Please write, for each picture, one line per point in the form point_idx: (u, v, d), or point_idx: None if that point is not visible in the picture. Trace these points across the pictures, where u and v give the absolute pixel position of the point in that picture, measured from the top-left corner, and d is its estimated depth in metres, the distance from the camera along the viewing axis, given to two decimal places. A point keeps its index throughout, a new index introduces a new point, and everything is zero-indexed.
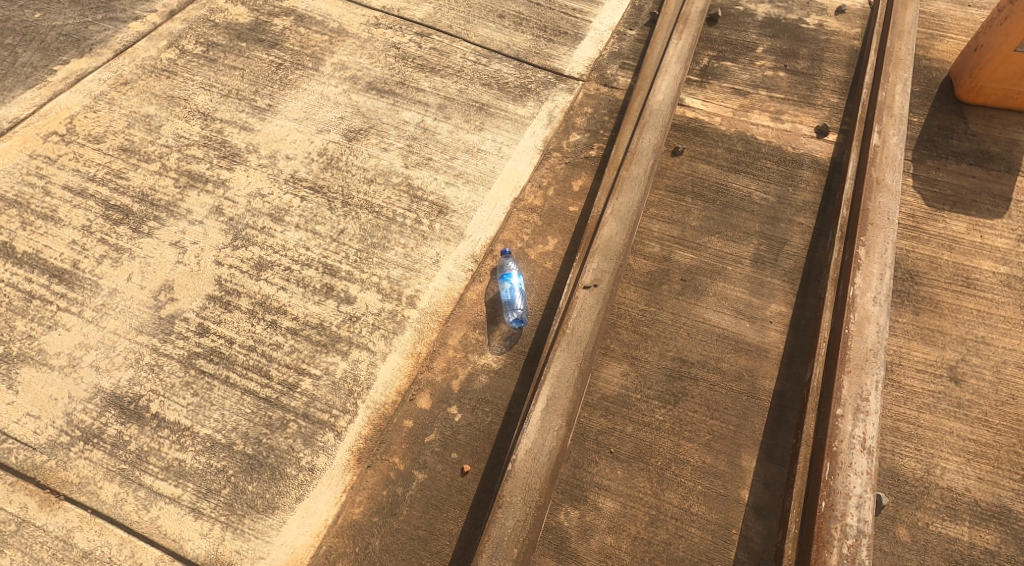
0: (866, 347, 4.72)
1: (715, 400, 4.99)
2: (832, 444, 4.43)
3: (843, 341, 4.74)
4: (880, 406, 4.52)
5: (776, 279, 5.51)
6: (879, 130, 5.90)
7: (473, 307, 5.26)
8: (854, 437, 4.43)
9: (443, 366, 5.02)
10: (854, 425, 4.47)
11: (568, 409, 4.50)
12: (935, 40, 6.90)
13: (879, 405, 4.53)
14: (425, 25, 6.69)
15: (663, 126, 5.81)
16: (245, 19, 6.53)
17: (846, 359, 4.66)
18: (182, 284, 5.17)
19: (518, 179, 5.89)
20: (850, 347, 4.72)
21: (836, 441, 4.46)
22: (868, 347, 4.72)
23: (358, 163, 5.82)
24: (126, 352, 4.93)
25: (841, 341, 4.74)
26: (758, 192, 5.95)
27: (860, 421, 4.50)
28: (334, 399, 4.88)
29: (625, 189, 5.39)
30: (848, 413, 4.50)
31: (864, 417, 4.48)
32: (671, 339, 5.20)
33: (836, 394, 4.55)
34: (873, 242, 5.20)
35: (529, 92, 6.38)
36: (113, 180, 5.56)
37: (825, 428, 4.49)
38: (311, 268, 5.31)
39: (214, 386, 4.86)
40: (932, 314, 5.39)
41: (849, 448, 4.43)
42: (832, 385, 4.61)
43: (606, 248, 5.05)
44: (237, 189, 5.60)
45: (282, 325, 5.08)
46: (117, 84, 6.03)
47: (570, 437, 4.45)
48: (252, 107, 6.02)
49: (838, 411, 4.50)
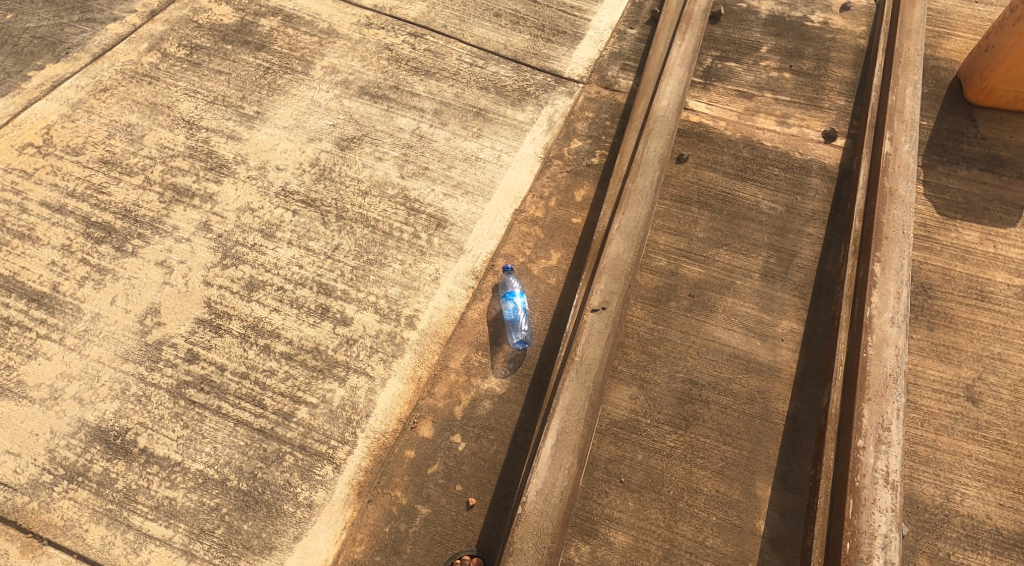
0: (886, 373, 4.51)
1: (727, 423, 4.80)
2: (854, 479, 4.25)
3: (862, 366, 4.53)
4: (902, 437, 4.34)
5: (787, 294, 5.33)
6: (891, 137, 5.71)
7: (475, 327, 5.09)
8: (877, 471, 4.25)
9: (445, 391, 4.84)
10: (877, 459, 4.28)
11: (578, 445, 4.29)
12: (943, 38, 6.74)
13: (902, 436, 4.34)
14: (419, 25, 6.45)
15: (668, 135, 5.61)
16: (230, 19, 6.24)
17: (866, 387, 4.45)
18: (170, 308, 4.93)
19: (518, 189, 5.71)
20: (869, 373, 4.51)
21: (858, 476, 4.27)
22: (887, 372, 4.51)
23: (352, 173, 5.61)
24: (111, 382, 4.69)
25: (860, 367, 4.53)
26: (766, 201, 5.78)
27: (882, 454, 4.32)
28: (332, 428, 4.67)
29: (630, 204, 5.17)
30: (870, 445, 4.31)
31: (886, 449, 4.29)
32: (681, 359, 5.02)
33: (857, 425, 4.35)
34: (889, 257, 4.98)
35: (528, 96, 6.20)
36: (94, 195, 5.29)
37: (846, 461, 4.30)
38: (304, 288, 5.11)
39: (205, 417, 4.63)
40: (947, 330, 5.20)
41: (871, 483, 4.25)
42: (852, 415, 4.41)
43: (614, 267, 4.82)
44: (226, 203, 5.36)
45: (275, 350, 4.87)
46: (96, 91, 5.74)
47: (581, 475, 4.24)
48: (239, 115, 5.76)
49: (859, 444, 4.31)
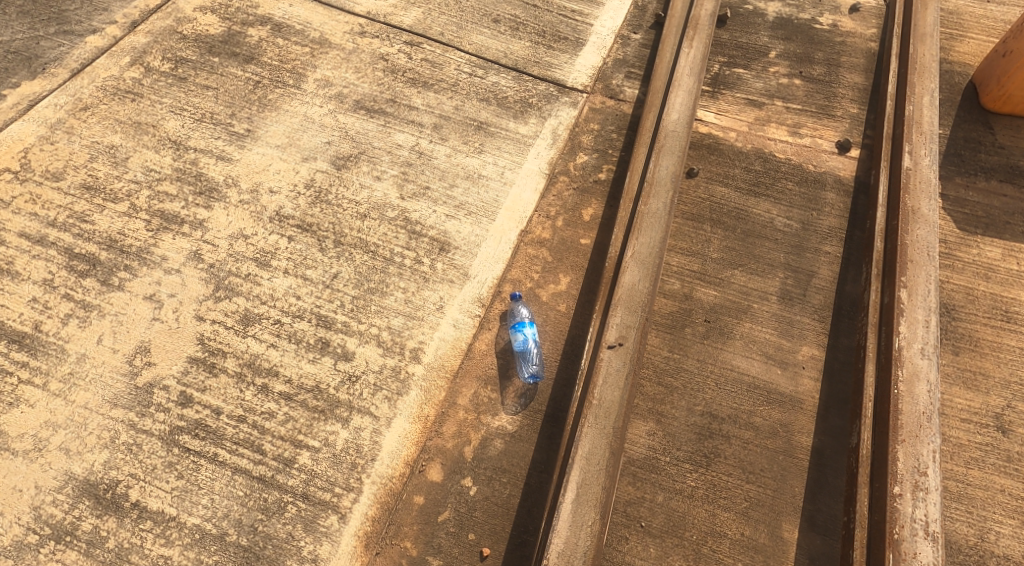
0: (918, 411, 4.36)
1: (749, 460, 4.59)
2: (892, 531, 4.09)
3: (893, 405, 4.37)
4: (940, 482, 4.19)
5: (806, 318, 5.10)
6: (910, 151, 5.50)
7: (483, 359, 4.85)
8: (917, 522, 4.10)
9: (453, 430, 4.61)
10: (916, 507, 4.13)
11: (601, 497, 4.09)
12: (956, 40, 6.51)
13: (939, 481, 4.19)
14: (415, 33, 6.16)
15: (680, 151, 5.38)
16: (216, 30, 5.92)
17: (899, 428, 4.30)
18: (161, 346, 4.68)
19: (523, 208, 5.45)
20: (901, 412, 4.35)
21: (896, 527, 4.11)
22: (920, 411, 4.36)
23: (349, 194, 5.34)
24: (99, 430, 4.42)
25: (891, 405, 4.37)
26: (781, 217, 5.54)
27: (920, 501, 4.17)
28: (336, 474, 4.44)
29: (644, 227, 4.94)
30: (907, 493, 4.16)
31: (925, 497, 4.14)
32: (699, 391, 4.79)
33: (893, 471, 4.20)
34: (915, 282, 4.77)
35: (530, 107, 5.92)
36: (76, 225, 5.00)
37: (883, 511, 4.14)
38: (302, 321, 4.85)
39: (201, 466, 4.39)
40: (973, 354, 4.99)
41: (910, 534, 4.10)
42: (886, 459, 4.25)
43: (629, 299, 4.61)
44: (217, 230, 5.09)
45: (274, 390, 4.62)
46: (75, 110, 5.42)
47: (605, 531, 4.04)
48: (229, 133, 5.47)
49: (896, 491, 4.16)
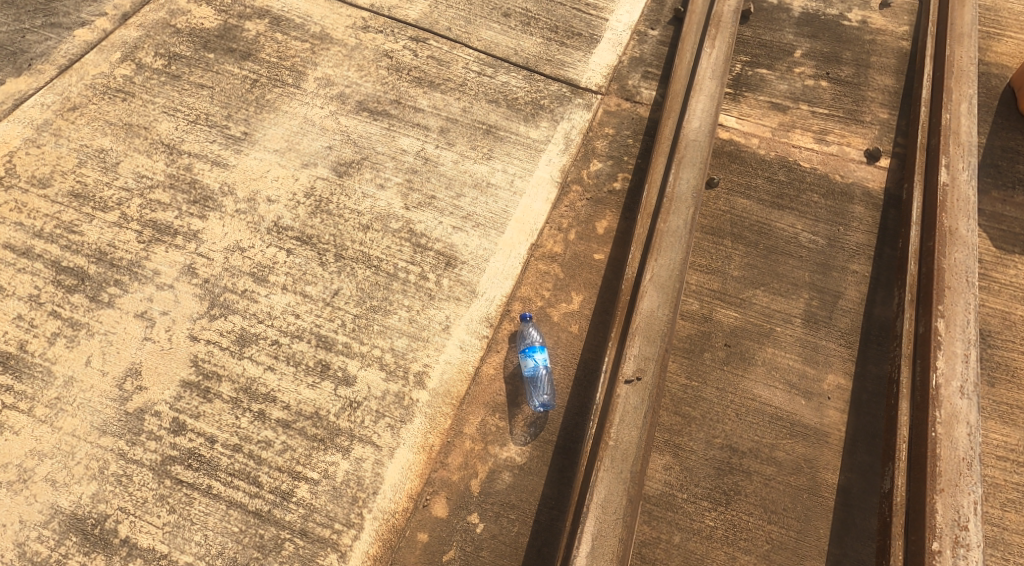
0: (958, 457, 4.18)
1: (771, 499, 4.42)
2: None
3: (932, 450, 4.20)
4: (981, 537, 4.02)
5: (832, 343, 4.86)
6: (947, 164, 5.26)
7: (491, 385, 4.62)
8: None
9: (459, 462, 4.39)
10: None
11: (618, 549, 3.91)
12: (993, 39, 6.20)
13: (981, 536, 4.02)
14: (421, 28, 5.85)
15: (702, 163, 5.11)
16: (212, 23, 5.61)
17: (938, 477, 4.12)
18: (152, 368, 4.43)
19: (534, 220, 5.18)
20: (939, 458, 4.18)
21: None
22: (960, 456, 4.19)
23: (351, 204, 5.06)
24: (87, 460, 4.19)
25: (929, 451, 4.20)
26: (806, 233, 5.27)
27: (960, 558, 3.99)
28: (336, 509, 4.23)
29: (664, 247, 4.71)
30: (947, 549, 3.98)
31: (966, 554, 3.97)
32: (718, 422, 4.59)
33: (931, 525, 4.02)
34: (953, 310, 4.59)
35: (542, 109, 5.63)
36: (64, 236, 4.73)
37: None
38: (301, 341, 4.61)
39: (194, 499, 4.16)
40: (1009, 386, 4.78)
41: None
42: (923, 510, 4.07)
43: (648, 328, 4.40)
44: (212, 242, 4.83)
45: (271, 417, 4.39)
46: (63, 110, 5.13)
47: None
48: (225, 137, 5.19)
49: (935, 548, 3.98)
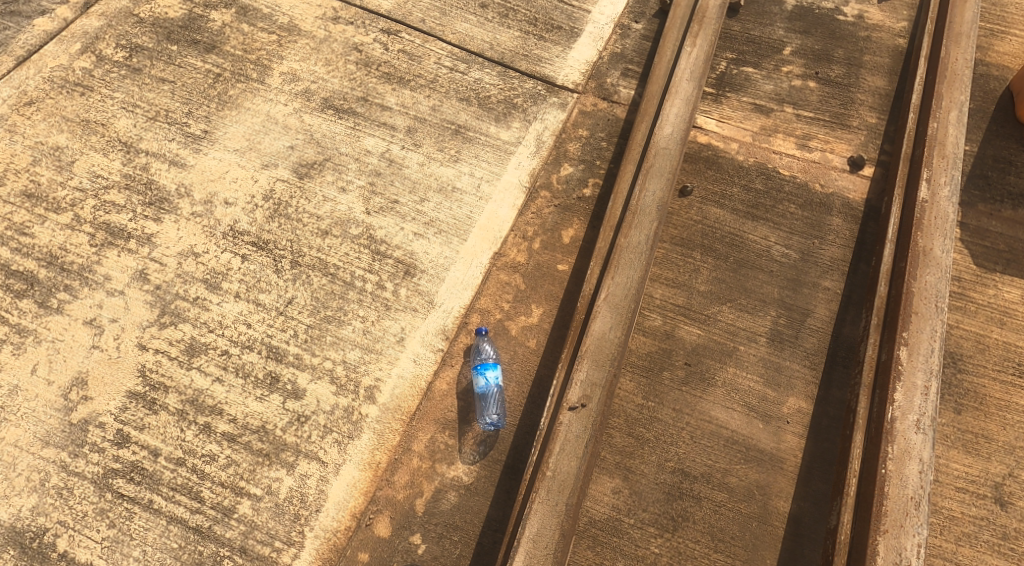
0: (906, 496, 4.15)
1: (720, 526, 4.38)
2: None
3: (880, 487, 4.16)
4: None
5: (796, 364, 4.72)
6: (928, 178, 4.96)
7: (443, 401, 4.54)
8: None
9: (406, 480, 4.36)
10: None
11: None
12: (997, 38, 5.81)
13: None
14: (393, 19, 5.65)
15: (669, 173, 4.93)
16: (177, 12, 5.47)
17: (881, 517, 4.09)
18: (98, 378, 4.42)
19: (499, 227, 5.03)
20: (887, 497, 4.14)
21: None
22: (908, 495, 4.15)
23: (310, 208, 4.95)
24: (29, 472, 4.23)
25: (877, 489, 4.16)
26: (778, 246, 5.06)
27: None
28: (276, 527, 4.24)
29: (622, 264, 4.60)
30: None
31: None
32: (672, 445, 4.50)
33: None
34: (918, 339, 4.46)
35: (514, 109, 5.43)
36: (16, 238, 4.70)
37: None
38: (252, 352, 4.55)
39: (134, 514, 4.20)
40: (977, 414, 4.63)
41: None
42: (865, 551, 4.05)
43: (597, 351, 4.37)
44: (166, 246, 4.76)
45: (217, 430, 4.38)
46: (20, 104, 5.06)
47: None
48: (183, 135, 5.08)
49: None
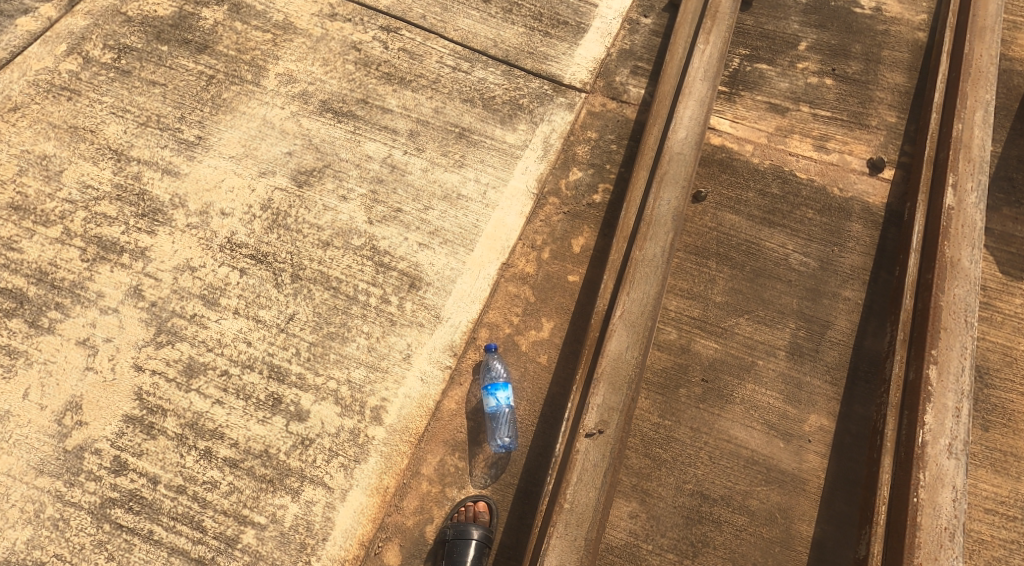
0: (940, 526, 4.02)
1: (741, 552, 4.25)
2: None
3: (912, 518, 4.02)
4: None
5: (816, 378, 4.58)
6: (953, 184, 4.77)
7: (452, 422, 4.39)
8: None
9: (415, 505, 4.23)
10: None
11: None
12: (1020, 31, 5.62)
13: None
14: (393, 16, 5.42)
15: (685, 181, 4.74)
16: (166, 10, 5.22)
17: (915, 549, 3.96)
18: (93, 402, 4.24)
19: (506, 236, 4.84)
20: (920, 527, 4.01)
21: None
22: (942, 525, 4.02)
23: (311, 218, 4.75)
24: (23, 502, 4.06)
25: (909, 519, 4.02)
26: (797, 254, 4.89)
27: None
28: (282, 556, 4.09)
29: (637, 280, 4.43)
30: None
31: None
32: (690, 466, 4.36)
33: None
34: (945, 356, 4.31)
35: (520, 110, 5.22)
36: (3, 253, 4.50)
37: None
38: (253, 372, 4.37)
39: (134, 546, 4.04)
40: (1004, 431, 4.50)
41: None
42: None
43: (614, 373, 4.21)
44: (160, 261, 4.56)
45: (218, 455, 4.21)
46: (3, 111, 4.83)
47: None
48: (176, 141, 4.86)
49: None
